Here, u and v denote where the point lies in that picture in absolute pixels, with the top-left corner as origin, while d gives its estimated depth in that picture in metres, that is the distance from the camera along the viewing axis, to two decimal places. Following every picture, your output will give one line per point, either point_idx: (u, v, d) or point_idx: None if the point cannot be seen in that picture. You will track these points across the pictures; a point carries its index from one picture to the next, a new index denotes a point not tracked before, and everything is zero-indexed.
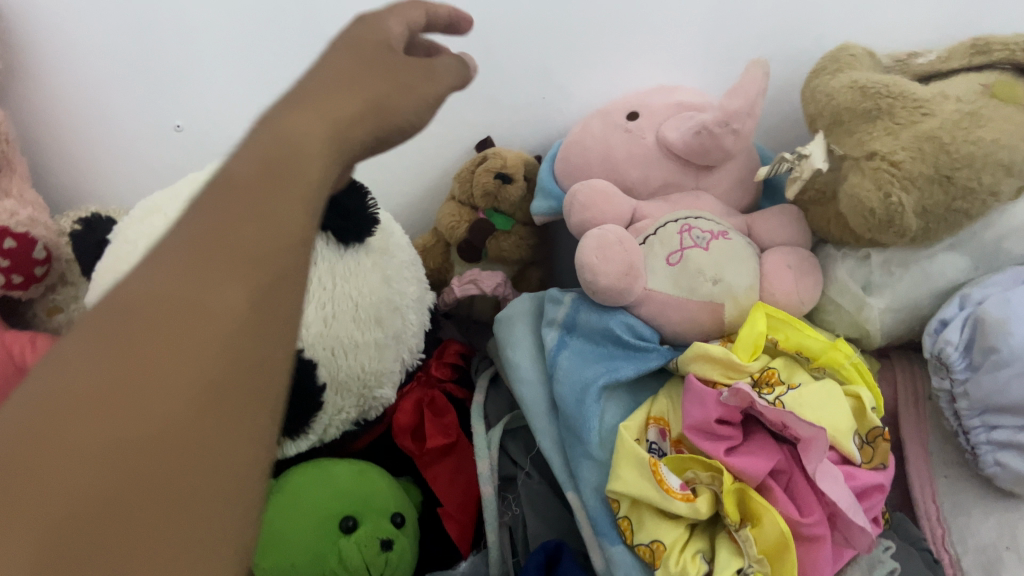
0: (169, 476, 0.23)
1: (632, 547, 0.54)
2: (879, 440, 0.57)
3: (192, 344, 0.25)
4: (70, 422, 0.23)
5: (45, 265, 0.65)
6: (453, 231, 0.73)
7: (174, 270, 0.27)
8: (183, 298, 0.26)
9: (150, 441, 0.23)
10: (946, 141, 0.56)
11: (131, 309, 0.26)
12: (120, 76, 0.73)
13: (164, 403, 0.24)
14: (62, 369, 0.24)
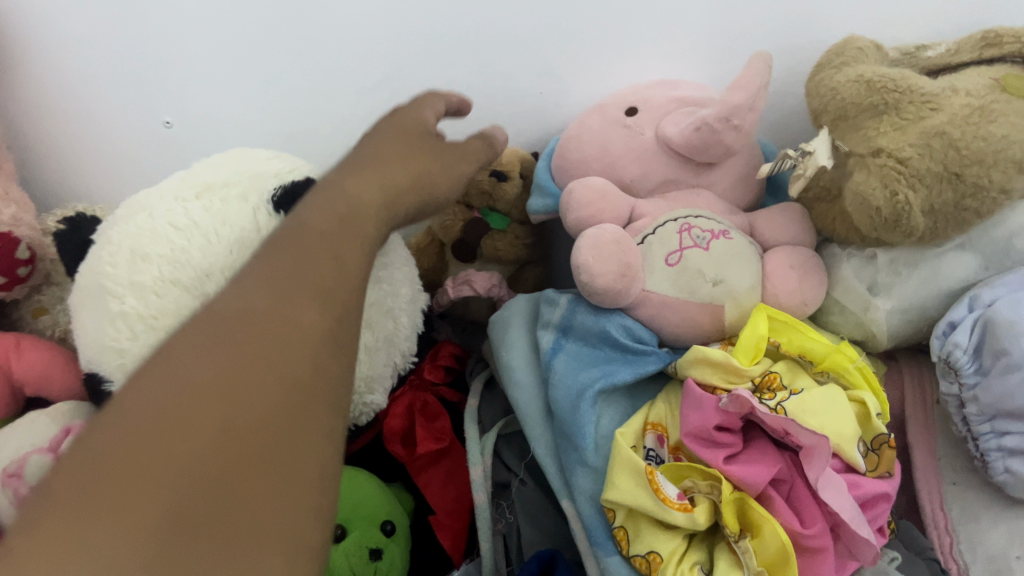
0: (266, 450, 0.35)
1: (627, 558, 0.52)
2: (884, 447, 0.55)
3: (281, 351, 0.38)
4: (193, 414, 0.35)
5: (29, 266, 0.64)
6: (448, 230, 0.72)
7: (269, 297, 0.40)
8: (275, 319, 0.39)
9: (251, 425, 0.35)
10: (956, 137, 0.54)
11: (232, 332, 0.38)
12: (107, 73, 0.71)
13: (258, 398, 0.36)
14: (184, 377, 0.36)
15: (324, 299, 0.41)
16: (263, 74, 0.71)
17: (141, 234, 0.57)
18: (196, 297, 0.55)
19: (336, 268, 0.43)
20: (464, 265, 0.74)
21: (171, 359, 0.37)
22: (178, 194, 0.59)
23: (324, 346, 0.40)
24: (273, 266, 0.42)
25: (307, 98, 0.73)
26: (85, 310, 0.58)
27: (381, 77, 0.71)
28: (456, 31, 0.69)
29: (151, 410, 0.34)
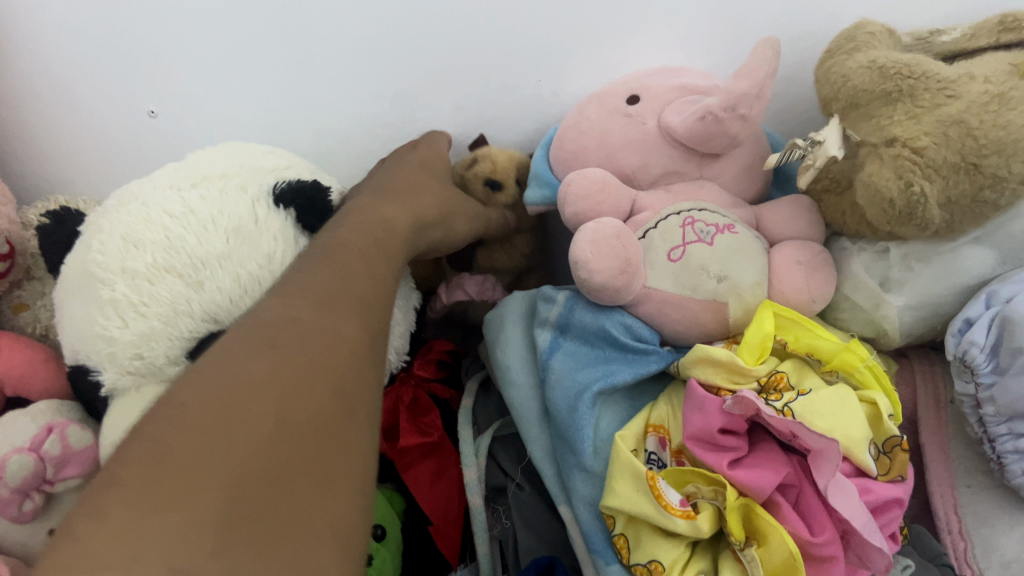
0: (315, 451, 0.37)
1: (628, 567, 0.50)
2: (897, 451, 0.52)
3: (327, 363, 0.41)
4: (249, 412, 0.36)
5: (7, 261, 0.62)
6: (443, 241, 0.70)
7: (313, 313, 0.44)
8: (321, 332, 0.43)
9: (300, 425, 0.37)
10: (974, 126, 0.51)
11: (285, 340, 0.41)
12: (90, 63, 0.69)
13: (305, 401, 0.39)
14: (236, 379, 0.38)
15: (358, 321, 0.46)
16: (251, 63, 0.69)
17: (136, 220, 0.54)
18: (191, 286, 0.52)
19: (368, 289, 0.49)
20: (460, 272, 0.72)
21: (223, 366, 0.39)
22: (173, 184, 0.57)
23: (358, 360, 0.44)
24: (315, 286, 0.47)
25: (296, 86, 0.70)
26: (71, 301, 0.54)
27: (372, 65, 0.69)
28: (449, 18, 0.67)
29: (208, 408, 0.36)
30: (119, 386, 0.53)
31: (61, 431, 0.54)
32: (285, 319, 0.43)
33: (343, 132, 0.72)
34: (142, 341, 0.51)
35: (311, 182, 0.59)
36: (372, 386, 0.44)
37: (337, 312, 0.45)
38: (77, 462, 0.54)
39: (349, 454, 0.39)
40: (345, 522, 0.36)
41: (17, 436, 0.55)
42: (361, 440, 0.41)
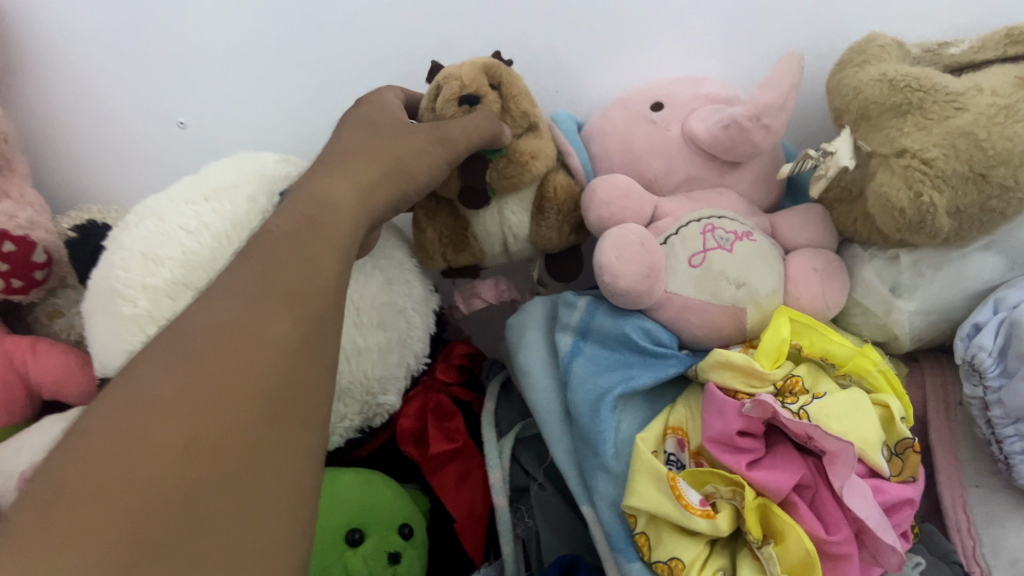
0: (231, 471, 0.35)
1: (649, 564, 0.52)
2: (909, 452, 0.54)
3: (250, 363, 0.38)
4: (156, 437, 0.34)
5: (45, 269, 0.63)
6: (443, 192, 0.61)
7: (241, 308, 0.41)
8: (247, 328, 0.40)
9: (213, 443, 0.35)
10: (982, 137, 0.53)
11: (201, 344, 0.38)
12: (120, 72, 0.71)
13: (223, 413, 0.36)
14: (141, 400, 0.36)
15: (293, 308, 0.42)
16: (277, 75, 0.71)
17: (151, 237, 0.54)
18: None
19: (303, 271, 0.44)
20: (476, 213, 0.63)
21: (130, 381, 0.37)
22: (183, 195, 0.56)
23: (297, 352, 0.40)
24: (246, 281, 0.42)
25: (321, 94, 0.72)
26: (98, 322, 0.55)
27: (395, 73, 0.71)
28: (474, 29, 0.69)
29: (109, 436, 0.34)
30: None
31: None
32: (209, 316, 0.40)
33: None
34: None
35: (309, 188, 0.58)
36: (319, 376, 0.41)
37: (270, 301, 0.42)
38: None
39: (277, 465, 0.37)
40: (273, 540, 0.35)
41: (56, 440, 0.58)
42: (302, 440, 0.39)
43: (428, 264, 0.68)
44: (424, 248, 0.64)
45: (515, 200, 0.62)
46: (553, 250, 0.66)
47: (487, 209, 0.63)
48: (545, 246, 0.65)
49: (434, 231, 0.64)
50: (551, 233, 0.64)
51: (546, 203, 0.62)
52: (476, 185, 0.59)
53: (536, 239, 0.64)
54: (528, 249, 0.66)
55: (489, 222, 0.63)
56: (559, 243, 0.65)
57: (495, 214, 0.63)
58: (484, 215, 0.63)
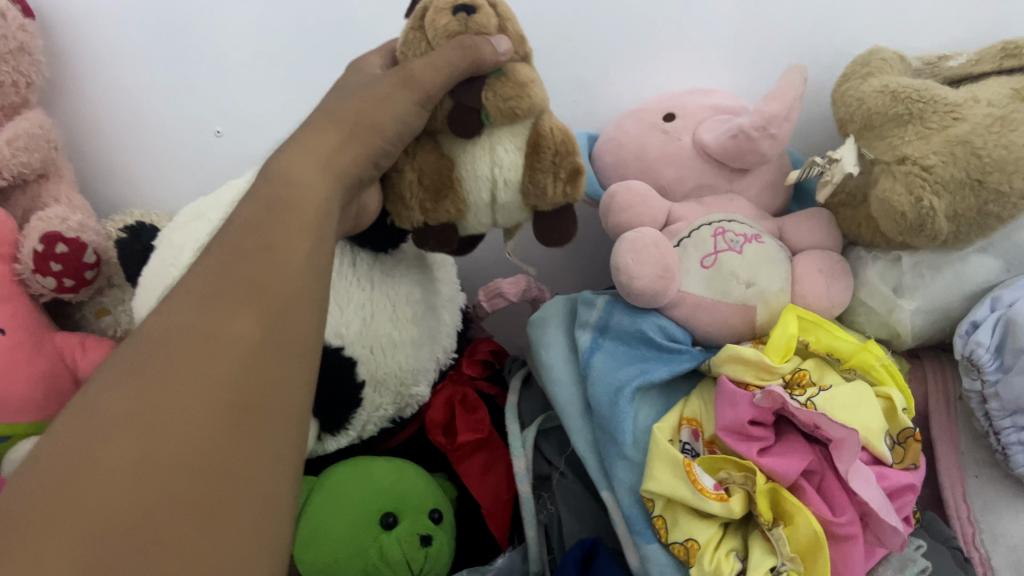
0: (196, 485, 0.33)
1: (666, 545, 0.55)
2: (910, 441, 0.58)
3: (207, 369, 0.36)
4: (112, 451, 0.32)
5: (94, 269, 0.68)
6: (431, 123, 0.51)
7: (203, 311, 0.38)
8: (205, 332, 0.37)
9: (172, 457, 0.33)
10: (979, 146, 0.57)
11: (157, 352, 0.36)
12: (158, 84, 0.75)
13: (182, 423, 0.34)
14: (91, 421, 0.33)
15: (253, 304, 0.39)
16: (308, 87, 0.74)
17: (201, 234, 0.59)
18: None
19: (266, 264, 0.41)
20: (468, 150, 0.51)
21: (82, 403, 0.34)
22: (232, 192, 0.61)
23: (262, 351, 0.38)
24: (205, 284, 0.40)
25: None
26: (149, 309, 0.60)
27: None
28: None
29: (59, 461, 0.32)
30: None
31: None
32: (167, 324, 0.38)
33: None
34: None
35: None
36: (294, 370, 0.39)
37: (229, 300, 0.39)
38: None
39: (247, 476, 0.34)
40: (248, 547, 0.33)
41: None
42: (278, 444, 0.36)
43: (402, 221, 0.54)
44: (401, 193, 0.53)
45: (508, 135, 0.51)
46: (546, 210, 0.53)
47: (474, 144, 0.51)
48: (539, 202, 0.52)
49: (414, 171, 0.52)
50: (546, 181, 0.51)
51: (542, 142, 0.51)
52: (469, 101, 0.49)
53: (528, 189, 0.52)
54: (519, 208, 0.53)
55: (476, 159, 0.51)
56: (555, 197, 0.52)
57: (484, 149, 0.51)
58: (471, 150, 0.51)
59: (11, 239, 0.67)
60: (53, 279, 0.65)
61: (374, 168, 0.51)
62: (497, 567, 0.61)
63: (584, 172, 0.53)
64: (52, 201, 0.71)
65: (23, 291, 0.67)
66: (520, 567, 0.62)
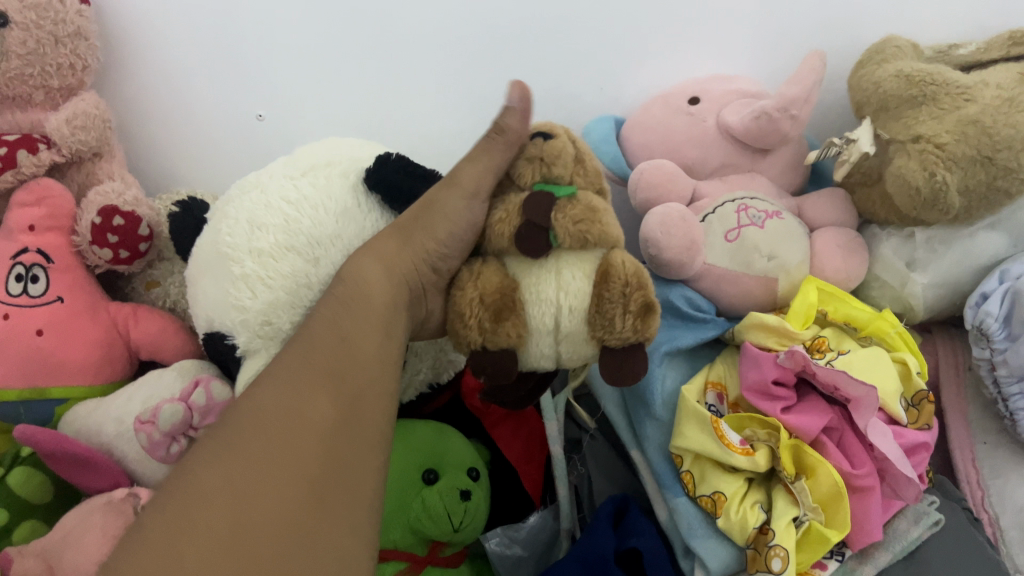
0: (282, 548, 0.38)
1: (694, 498, 0.59)
2: (924, 403, 0.61)
3: (293, 449, 0.42)
4: (212, 515, 0.38)
5: (148, 242, 0.71)
6: (497, 241, 0.49)
7: (289, 392, 0.45)
8: (292, 413, 0.44)
9: (263, 521, 0.39)
10: (989, 125, 0.60)
11: (247, 426, 0.43)
12: (201, 70, 0.77)
13: (269, 491, 0.40)
14: (194, 488, 0.39)
15: (332, 389, 0.46)
16: (347, 75, 0.77)
17: (256, 207, 0.59)
18: (309, 261, 0.58)
19: (341, 349, 0.48)
20: (534, 274, 0.47)
21: (184, 470, 0.41)
22: (288, 172, 0.61)
23: (340, 433, 0.44)
24: (293, 364, 0.47)
25: (384, 92, 0.78)
26: (206, 279, 0.60)
27: (457, 74, 0.77)
28: (530, 32, 0.75)
29: (167, 516, 0.38)
30: (251, 347, 0.60)
31: (205, 385, 0.62)
32: (257, 403, 0.44)
33: (425, 134, 0.80)
34: (270, 309, 0.58)
35: (394, 155, 0.62)
36: (365, 449, 0.45)
37: (311, 382, 0.46)
38: (218, 412, 0.62)
39: (326, 541, 0.40)
40: None
41: (165, 390, 0.65)
42: (352, 512, 0.43)
43: (461, 346, 0.49)
44: (462, 312, 0.48)
45: (577, 261, 0.47)
46: (614, 344, 0.47)
47: (541, 266, 0.47)
48: (607, 336, 0.47)
49: (477, 289, 0.48)
50: (615, 311, 0.46)
51: (613, 272, 0.47)
52: (541, 220, 0.46)
53: (595, 319, 0.46)
54: (585, 341, 0.47)
55: (542, 282, 0.47)
56: (624, 330, 0.46)
57: (552, 274, 0.47)
58: (538, 274, 0.47)
59: (69, 213, 0.70)
60: (109, 250, 0.69)
61: (432, 269, 0.54)
62: (531, 525, 0.65)
63: (655, 309, 0.48)
64: (105, 178, 0.74)
65: (80, 262, 0.70)
66: (552, 524, 0.67)
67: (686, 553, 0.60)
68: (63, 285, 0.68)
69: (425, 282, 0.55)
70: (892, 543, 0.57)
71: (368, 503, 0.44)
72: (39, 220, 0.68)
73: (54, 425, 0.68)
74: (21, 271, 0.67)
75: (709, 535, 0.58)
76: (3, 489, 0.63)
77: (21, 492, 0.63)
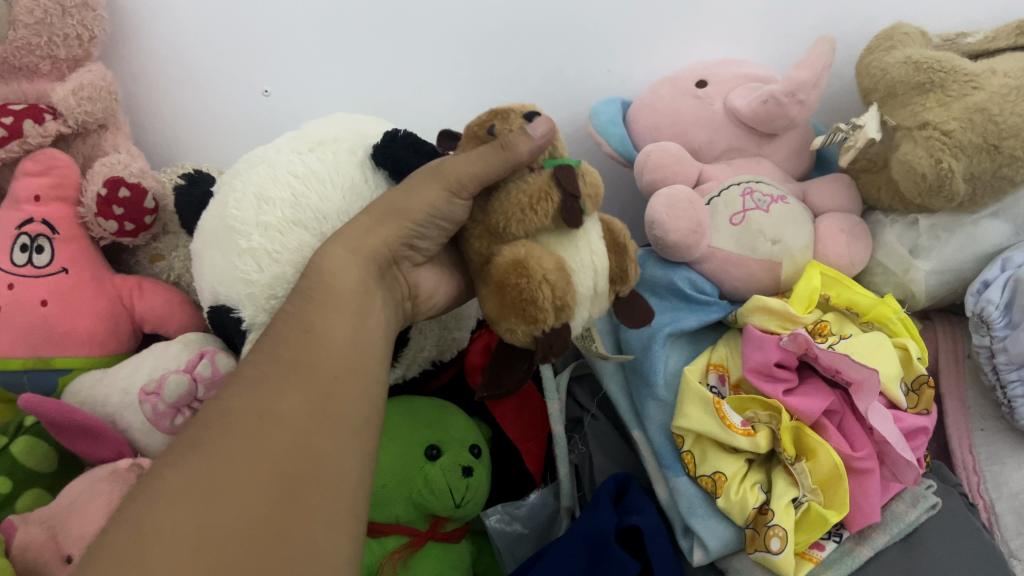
0: (252, 550, 0.37)
1: (694, 478, 0.60)
2: (924, 387, 0.62)
3: (260, 447, 0.41)
4: (175, 520, 0.37)
5: (153, 215, 0.71)
6: (533, 221, 0.46)
7: (255, 392, 0.44)
8: (258, 413, 0.42)
9: (232, 524, 0.37)
10: (995, 113, 0.60)
11: (212, 432, 0.41)
12: (206, 45, 0.76)
13: (237, 491, 0.38)
14: (158, 495, 0.38)
15: (303, 384, 0.44)
16: (355, 52, 0.76)
17: (264, 180, 0.59)
18: (315, 237, 0.58)
19: (310, 344, 0.46)
20: (570, 244, 0.47)
21: (151, 478, 0.39)
22: (296, 147, 0.61)
23: (312, 427, 0.43)
24: (261, 367, 0.45)
25: (391, 68, 0.77)
26: (211, 255, 0.60)
27: (465, 53, 0.77)
28: (538, 12, 0.75)
29: (130, 525, 0.36)
30: (257, 321, 0.59)
31: (211, 357, 0.62)
32: (226, 407, 0.43)
33: (429, 111, 0.80)
34: (276, 284, 0.57)
35: (402, 132, 0.62)
36: (343, 440, 0.43)
37: (279, 380, 0.44)
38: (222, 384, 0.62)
39: (305, 538, 0.39)
40: None
41: (170, 361, 0.65)
42: (333, 507, 0.41)
43: (518, 331, 0.45)
44: (528, 295, 0.44)
45: (589, 224, 0.49)
46: (622, 294, 0.51)
47: (571, 236, 0.47)
48: (621, 288, 0.50)
49: (538, 268, 0.44)
50: (628, 264, 0.50)
51: (614, 229, 0.50)
52: (572, 186, 0.47)
53: (615, 274, 0.49)
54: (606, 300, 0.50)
55: (578, 249, 0.47)
56: (632, 279, 0.50)
57: (582, 239, 0.47)
58: (573, 241, 0.47)
59: (75, 184, 0.70)
60: (115, 222, 0.69)
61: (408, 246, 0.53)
62: (531, 503, 0.67)
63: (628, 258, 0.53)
64: (111, 151, 0.74)
65: (85, 233, 0.70)
66: (552, 502, 0.68)
67: (686, 532, 0.61)
68: (68, 256, 0.68)
69: (398, 256, 0.53)
70: (890, 525, 0.58)
71: (353, 495, 0.42)
72: (44, 189, 0.68)
73: (58, 395, 0.68)
74: (26, 241, 0.67)
75: (710, 515, 0.59)
76: (6, 457, 0.63)
77: (24, 459, 0.63)
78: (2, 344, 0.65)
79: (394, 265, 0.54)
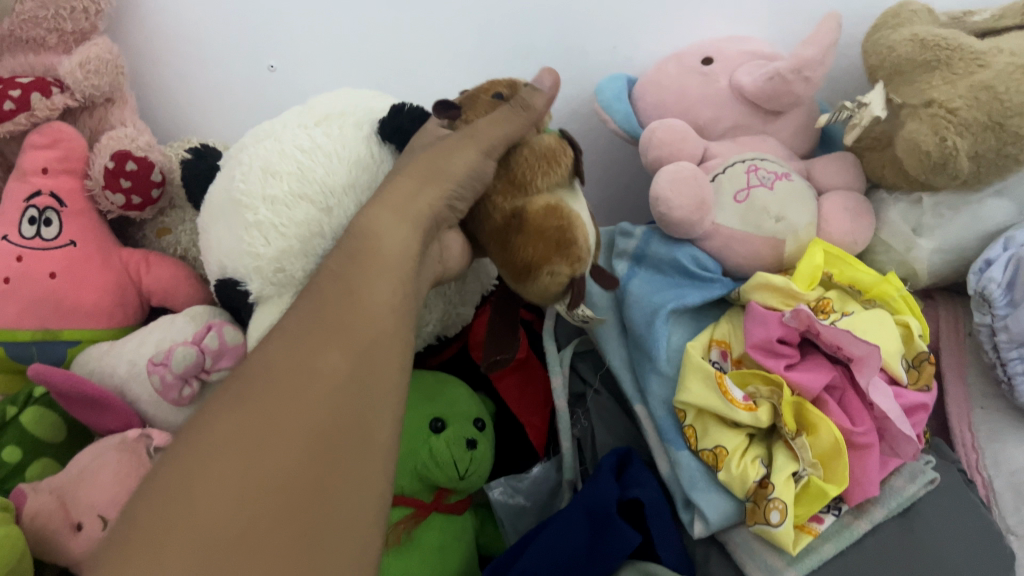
0: (291, 504, 0.37)
1: (696, 452, 0.61)
2: (925, 364, 0.63)
3: (301, 402, 0.40)
4: (218, 469, 0.37)
5: (160, 188, 0.71)
6: (553, 176, 0.54)
7: (293, 350, 0.43)
8: (299, 367, 0.42)
9: (272, 477, 0.37)
10: (1001, 91, 0.60)
11: (256, 382, 0.41)
12: (212, 19, 0.76)
13: (278, 445, 0.38)
14: (201, 443, 0.38)
15: (341, 341, 0.43)
16: (360, 27, 0.76)
17: (270, 153, 0.59)
18: (322, 210, 0.58)
19: (349, 303, 0.45)
20: (581, 201, 0.56)
21: (195, 424, 0.40)
22: (302, 121, 0.62)
23: (351, 386, 0.42)
24: (299, 323, 0.44)
25: (396, 43, 0.77)
26: (219, 228, 0.61)
27: (470, 29, 0.77)
28: None
29: (174, 470, 0.37)
30: (263, 294, 0.60)
31: (218, 329, 0.63)
32: (267, 359, 0.42)
33: (434, 87, 0.80)
34: (283, 256, 0.58)
35: (408, 106, 0.62)
36: (379, 400, 0.43)
37: (320, 335, 0.44)
38: (231, 356, 0.63)
39: (342, 497, 0.39)
40: (338, 551, 0.37)
41: (178, 334, 0.66)
42: (366, 468, 0.40)
43: (558, 271, 0.52)
44: (567, 235, 0.52)
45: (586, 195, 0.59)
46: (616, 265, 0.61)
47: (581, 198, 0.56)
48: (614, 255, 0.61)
49: (569, 212, 0.53)
50: None
51: None
52: (577, 152, 0.57)
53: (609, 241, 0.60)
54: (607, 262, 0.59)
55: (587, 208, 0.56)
56: None
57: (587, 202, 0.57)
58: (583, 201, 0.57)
59: (82, 157, 0.70)
60: (122, 195, 0.69)
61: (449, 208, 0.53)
62: (535, 476, 0.67)
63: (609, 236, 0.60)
64: (117, 125, 0.75)
65: (92, 207, 0.71)
66: (553, 476, 0.69)
67: (687, 505, 0.62)
68: (76, 229, 0.69)
69: (439, 218, 0.52)
70: (888, 499, 0.58)
71: (385, 456, 0.42)
72: (52, 161, 0.69)
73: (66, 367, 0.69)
74: (34, 214, 0.68)
75: (711, 488, 0.59)
76: (16, 427, 0.64)
77: (33, 429, 0.64)
78: (10, 315, 0.66)
79: (434, 229, 0.53)
